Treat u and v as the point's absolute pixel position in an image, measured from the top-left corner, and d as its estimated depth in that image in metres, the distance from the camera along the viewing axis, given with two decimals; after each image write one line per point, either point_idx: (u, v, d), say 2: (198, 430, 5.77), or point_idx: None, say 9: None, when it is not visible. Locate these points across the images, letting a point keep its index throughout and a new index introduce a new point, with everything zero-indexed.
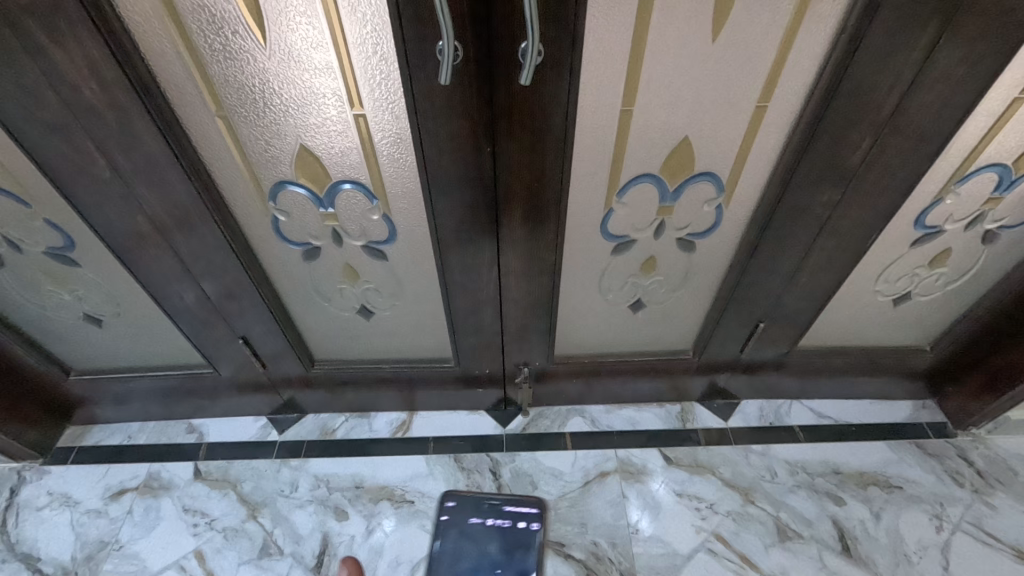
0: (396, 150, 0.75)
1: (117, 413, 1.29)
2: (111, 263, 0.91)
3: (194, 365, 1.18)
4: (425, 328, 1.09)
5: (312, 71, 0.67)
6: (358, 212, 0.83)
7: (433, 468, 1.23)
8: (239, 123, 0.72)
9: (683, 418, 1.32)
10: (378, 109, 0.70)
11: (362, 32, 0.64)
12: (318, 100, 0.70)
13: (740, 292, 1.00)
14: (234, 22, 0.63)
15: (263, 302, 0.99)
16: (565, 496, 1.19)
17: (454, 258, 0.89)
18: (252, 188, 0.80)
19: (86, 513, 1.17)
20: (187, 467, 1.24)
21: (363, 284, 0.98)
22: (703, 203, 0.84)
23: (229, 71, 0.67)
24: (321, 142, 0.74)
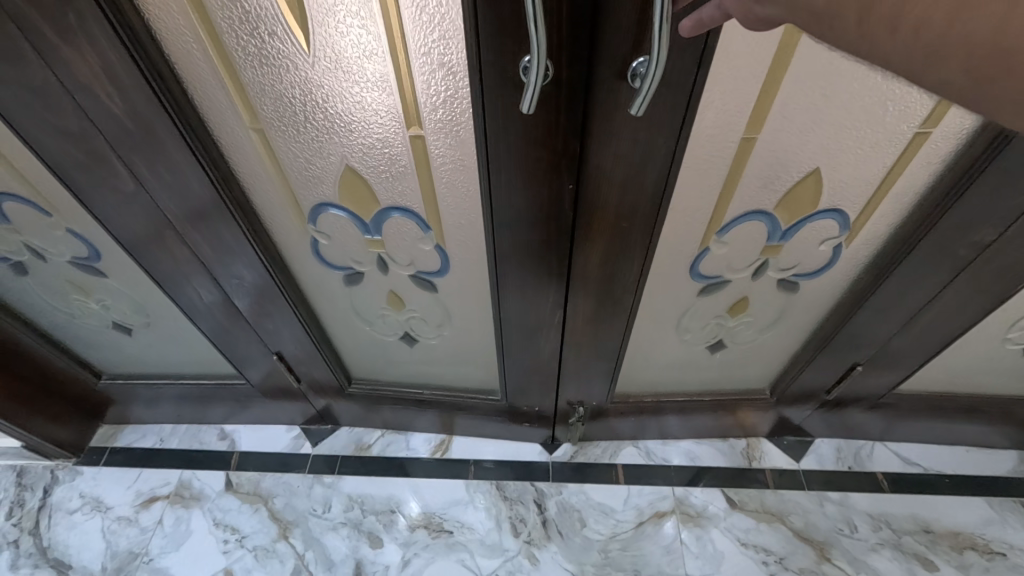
0: (457, 177, 0.64)
1: (149, 415, 1.24)
2: (139, 275, 0.84)
3: (226, 374, 1.11)
4: (472, 359, 0.99)
5: (362, 85, 0.56)
6: (409, 240, 0.74)
7: (473, 495, 1.15)
8: (277, 138, 0.63)
9: (749, 455, 1.19)
10: (439, 131, 0.59)
11: (427, 38, 0.52)
12: (368, 117, 0.59)
13: (842, 334, 0.87)
14: (272, 22, 0.52)
15: (300, 323, 0.91)
16: (616, 537, 1.09)
17: (515, 297, 0.78)
18: (290, 207, 0.71)
19: (117, 520, 1.13)
20: (218, 477, 1.19)
21: (408, 312, 0.89)
22: (820, 242, 0.73)
23: (265, 78, 0.56)
24: (368, 163, 0.64)
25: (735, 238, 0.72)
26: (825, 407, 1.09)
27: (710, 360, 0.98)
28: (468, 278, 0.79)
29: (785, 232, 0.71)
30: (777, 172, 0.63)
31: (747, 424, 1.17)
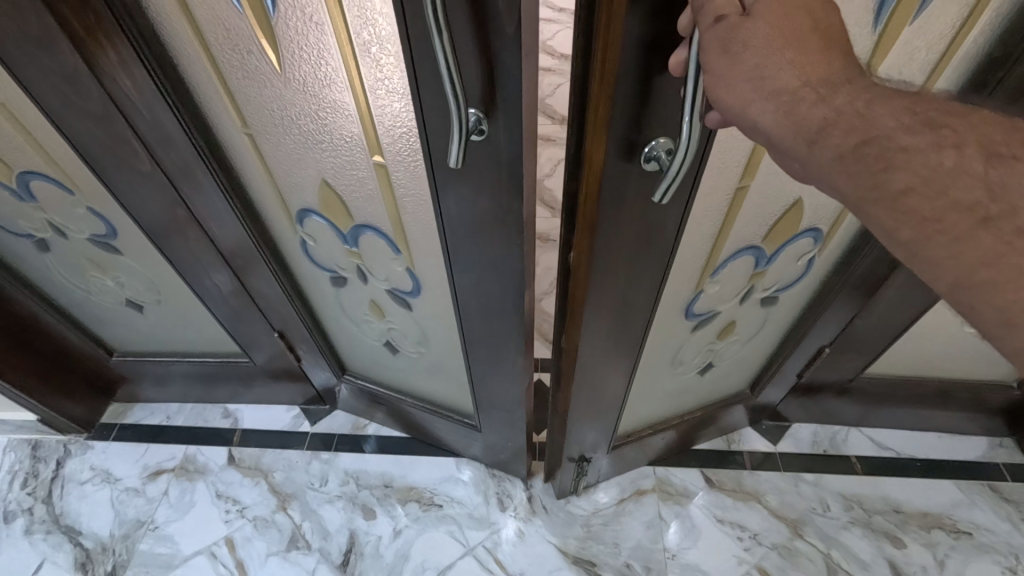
0: (420, 211, 0.61)
1: (157, 393, 1.31)
2: (151, 253, 0.90)
3: (232, 353, 1.18)
4: (450, 382, 0.98)
5: (327, 114, 0.55)
6: (386, 256, 0.72)
7: (463, 472, 1.20)
8: (263, 143, 0.64)
9: (728, 438, 1.24)
10: (399, 162, 0.56)
11: (378, 76, 0.49)
12: (333, 139, 0.58)
13: (808, 323, 0.94)
14: (245, 39, 0.51)
15: (294, 312, 0.97)
16: (598, 513, 1.14)
17: (478, 336, 0.76)
18: (279, 206, 0.73)
19: (125, 491, 1.20)
20: (221, 452, 1.25)
21: (389, 323, 0.88)
22: (796, 259, 0.79)
23: (246, 88, 0.57)
24: (340, 179, 0.63)
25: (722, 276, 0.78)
26: (798, 393, 1.14)
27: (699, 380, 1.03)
28: (438, 307, 0.77)
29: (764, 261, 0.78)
30: (768, 206, 0.69)
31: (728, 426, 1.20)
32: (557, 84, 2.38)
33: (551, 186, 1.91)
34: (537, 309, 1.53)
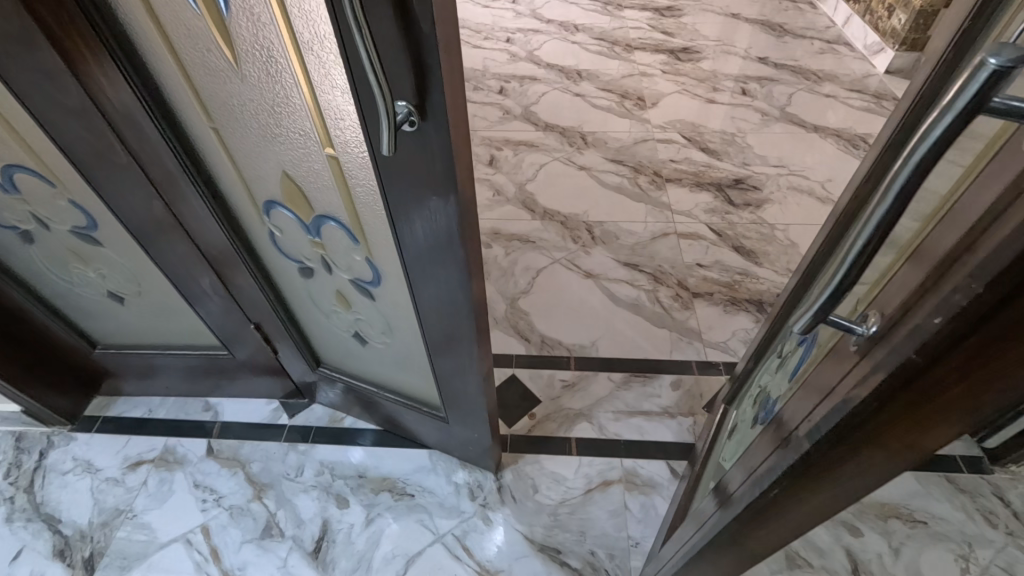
0: (372, 201, 0.66)
1: (139, 387, 1.34)
2: (130, 245, 0.94)
3: (212, 346, 1.21)
4: (415, 371, 1.01)
5: (285, 109, 0.60)
6: (344, 247, 0.77)
7: (436, 463, 1.23)
8: (230, 138, 0.68)
9: (695, 431, 1.28)
10: (348, 154, 0.61)
11: (323, 74, 0.53)
12: (289, 133, 0.63)
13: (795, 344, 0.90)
14: (206, 40, 0.56)
15: (267, 302, 1.01)
16: (565, 502, 1.17)
17: (431, 323, 0.80)
18: (248, 199, 0.78)
19: (105, 480, 1.23)
20: (201, 444, 1.28)
21: (355, 314, 0.92)
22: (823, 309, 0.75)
23: (209, 84, 0.62)
24: (299, 171, 0.68)
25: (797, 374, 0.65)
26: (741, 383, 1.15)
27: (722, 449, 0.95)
28: (399, 297, 0.81)
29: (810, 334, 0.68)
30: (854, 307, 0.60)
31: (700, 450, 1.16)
32: (542, 92, 2.44)
33: (532, 189, 1.96)
34: (514, 307, 1.57)
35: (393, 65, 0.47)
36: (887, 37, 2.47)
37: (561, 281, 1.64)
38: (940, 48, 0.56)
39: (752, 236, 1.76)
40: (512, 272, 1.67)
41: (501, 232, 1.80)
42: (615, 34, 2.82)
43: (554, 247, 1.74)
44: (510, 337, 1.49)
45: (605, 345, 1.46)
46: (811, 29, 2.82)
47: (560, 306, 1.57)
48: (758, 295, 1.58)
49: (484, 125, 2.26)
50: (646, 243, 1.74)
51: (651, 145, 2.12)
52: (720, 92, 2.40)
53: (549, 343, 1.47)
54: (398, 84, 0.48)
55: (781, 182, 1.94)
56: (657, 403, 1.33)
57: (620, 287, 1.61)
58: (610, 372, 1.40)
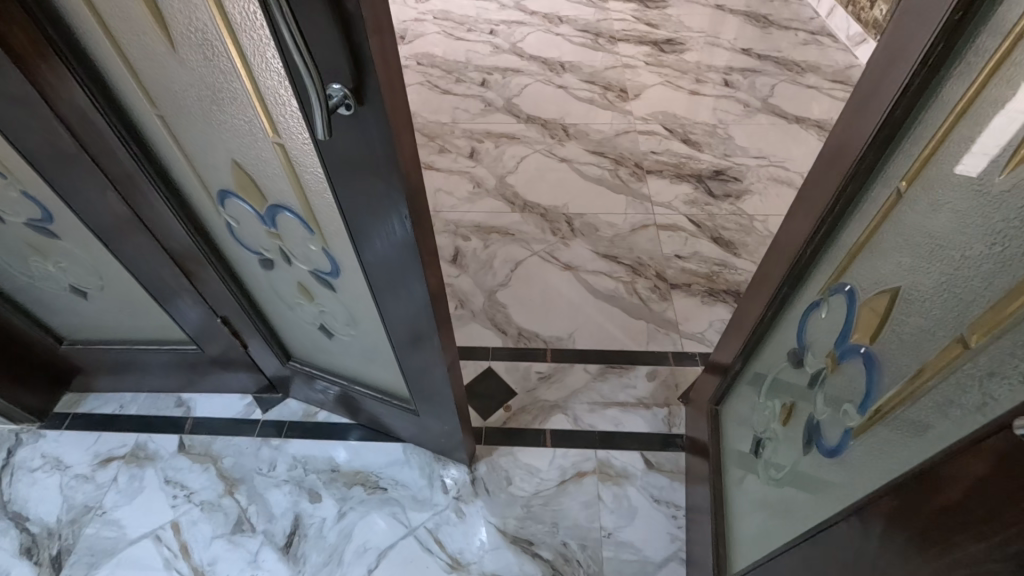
0: (321, 190, 0.65)
1: (110, 383, 1.32)
2: (88, 238, 0.93)
3: (180, 341, 1.20)
4: (383, 363, 1.00)
5: (227, 94, 0.58)
6: (300, 236, 0.76)
7: (409, 457, 1.23)
8: (177, 124, 0.67)
9: (669, 422, 1.28)
10: (293, 141, 0.60)
11: (259, 56, 0.52)
12: (234, 119, 0.61)
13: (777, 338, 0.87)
14: (141, 23, 0.55)
15: (230, 294, 0.99)
16: (538, 493, 1.17)
17: (392, 313, 0.79)
18: (201, 189, 0.76)
19: (74, 477, 1.21)
20: (172, 440, 1.27)
21: (318, 305, 0.91)
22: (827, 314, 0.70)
23: (151, 69, 0.60)
24: (249, 159, 0.66)
25: (884, 414, 0.57)
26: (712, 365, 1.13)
27: (763, 471, 0.89)
28: (362, 289, 0.79)
29: (877, 359, 0.59)
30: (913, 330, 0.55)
31: (700, 445, 1.14)
32: (525, 84, 2.42)
33: (512, 182, 1.95)
34: (492, 300, 1.56)
35: (324, 46, 0.45)
36: (869, 28, 2.47)
37: (540, 273, 1.63)
38: (921, 35, 0.52)
39: (732, 227, 1.75)
40: (491, 265, 1.66)
41: (480, 225, 1.79)
42: (599, 26, 2.80)
43: (533, 239, 1.73)
44: (488, 330, 1.48)
45: (583, 337, 1.46)
46: (796, 20, 2.81)
47: (538, 298, 1.56)
48: (736, 287, 1.58)
49: (465, 117, 2.24)
50: (626, 235, 1.73)
51: (633, 137, 2.11)
52: (703, 84, 2.39)
53: (526, 336, 1.46)
54: (331, 66, 0.47)
55: (762, 174, 1.94)
56: (632, 394, 1.33)
57: (599, 280, 1.61)
58: (587, 364, 1.39)
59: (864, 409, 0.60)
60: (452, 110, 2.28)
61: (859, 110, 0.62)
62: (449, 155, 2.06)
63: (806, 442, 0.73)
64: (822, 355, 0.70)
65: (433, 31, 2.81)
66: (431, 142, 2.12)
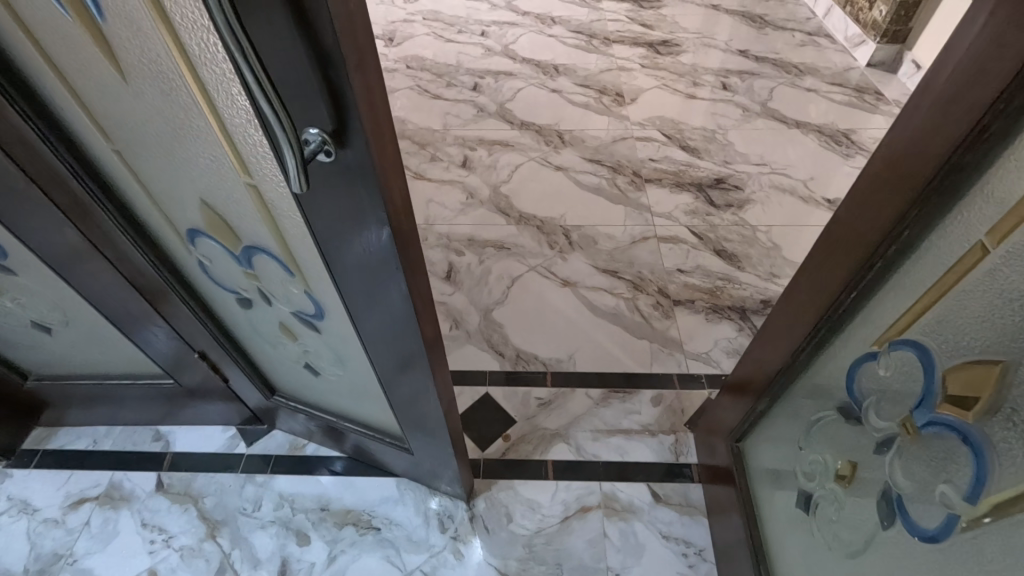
0: (300, 234, 0.57)
1: (82, 416, 1.24)
2: (47, 274, 0.85)
3: (156, 375, 1.12)
4: (374, 401, 0.93)
5: (190, 130, 0.51)
6: (280, 278, 0.68)
7: (404, 493, 1.16)
8: (135, 160, 0.59)
9: (676, 450, 1.22)
10: (266, 182, 0.52)
11: (224, 93, 0.44)
12: (200, 157, 0.54)
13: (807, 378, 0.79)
14: (85, 52, 0.47)
15: (206, 330, 0.92)
16: (541, 531, 1.11)
17: (384, 357, 0.72)
18: (168, 227, 0.69)
19: (43, 522, 1.13)
20: (150, 478, 1.19)
21: (302, 345, 0.83)
22: (891, 372, 0.61)
23: (102, 101, 0.52)
24: (219, 198, 0.59)
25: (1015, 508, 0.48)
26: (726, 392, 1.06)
27: (818, 530, 0.80)
28: (351, 333, 0.72)
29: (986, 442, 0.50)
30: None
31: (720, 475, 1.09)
32: (518, 88, 2.35)
33: (507, 192, 1.87)
34: (488, 319, 1.49)
35: (297, 84, 0.38)
36: (868, 28, 2.41)
37: (538, 290, 1.56)
38: (992, 70, 0.44)
39: (734, 239, 1.69)
40: (486, 281, 1.59)
41: (474, 239, 1.71)
42: (593, 27, 2.73)
43: (530, 253, 1.67)
44: (484, 352, 1.42)
45: (583, 359, 1.39)
46: (792, 20, 2.76)
47: (536, 317, 1.49)
48: (740, 302, 1.52)
49: (457, 123, 2.17)
50: (626, 248, 1.67)
51: (630, 143, 2.05)
52: (700, 87, 2.33)
53: (524, 358, 1.40)
54: (308, 109, 0.40)
55: (763, 181, 1.88)
56: (637, 420, 1.27)
57: (599, 296, 1.55)
58: (588, 389, 1.33)
59: (979, 499, 0.51)
60: (443, 116, 2.21)
61: (901, 146, 0.54)
62: (440, 164, 1.98)
63: (883, 516, 0.64)
64: (894, 421, 0.60)
65: (422, 32, 2.73)
66: (421, 150, 2.04)
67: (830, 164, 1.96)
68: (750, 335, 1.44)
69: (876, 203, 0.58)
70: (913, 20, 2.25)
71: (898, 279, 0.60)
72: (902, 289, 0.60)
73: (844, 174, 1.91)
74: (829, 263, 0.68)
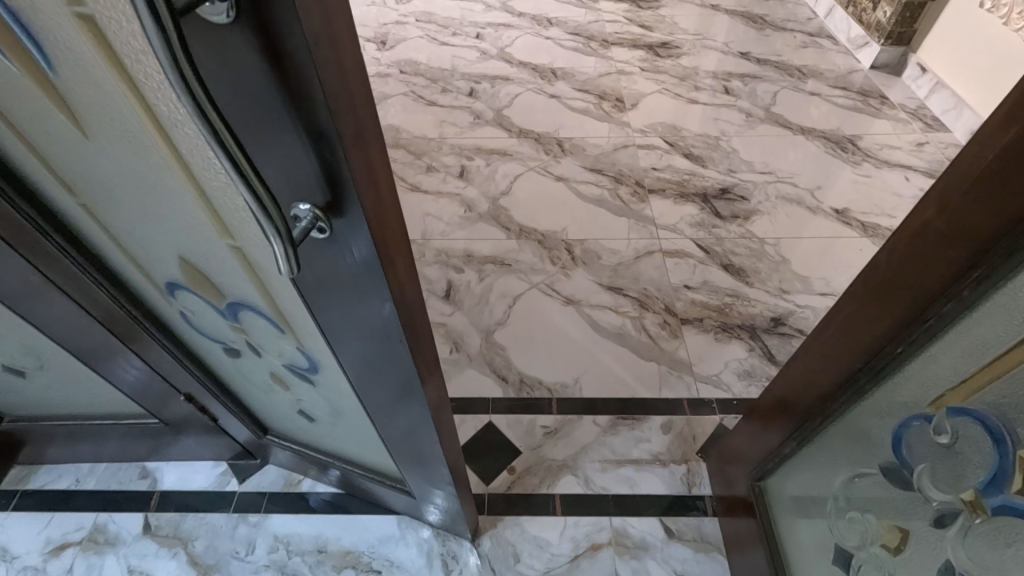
0: (290, 296, 0.51)
1: (63, 455, 1.17)
2: (16, 320, 0.78)
3: (140, 415, 1.06)
4: (373, 447, 0.87)
5: (162, 187, 0.45)
6: (270, 333, 0.62)
7: (405, 532, 1.11)
8: (104, 212, 0.53)
9: (689, 481, 1.18)
10: (251, 245, 0.46)
11: (197, 154, 0.38)
12: (175, 214, 0.48)
13: (842, 426, 0.74)
14: (36, 105, 0.41)
15: (191, 374, 0.85)
16: (550, 572, 1.06)
17: (384, 414, 0.67)
18: (144, 278, 0.62)
19: (23, 570, 1.07)
20: (136, 520, 1.13)
21: (295, 394, 0.77)
22: (947, 443, 0.56)
23: (60, 153, 0.46)
24: (198, 255, 0.53)
25: None
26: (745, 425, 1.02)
27: None
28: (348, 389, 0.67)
29: None
30: None
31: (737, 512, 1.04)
32: (515, 93, 2.28)
33: (506, 204, 1.81)
34: (490, 341, 1.43)
35: (291, 164, 0.33)
36: (872, 30, 2.35)
37: (540, 310, 1.51)
38: None
39: (742, 252, 1.64)
40: (487, 300, 1.53)
41: (474, 255, 1.65)
42: (591, 29, 2.67)
43: (531, 270, 1.61)
44: (486, 377, 1.36)
45: (589, 384, 1.34)
46: (793, 21, 2.71)
47: (539, 338, 1.44)
48: (750, 320, 1.47)
49: (453, 132, 2.10)
50: (630, 263, 1.62)
51: (632, 151, 1.99)
52: (702, 92, 2.27)
53: (528, 384, 1.34)
54: (298, 183, 0.34)
55: (769, 191, 1.83)
56: (647, 450, 1.22)
57: (604, 315, 1.49)
58: (595, 416, 1.28)
59: None
60: (439, 124, 2.14)
61: (965, 196, 0.49)
62: (437, 175, 1.92)
63: None
64: (955, 496, 0.56)
65: (416, 35, 2.65)
66: (417, 160, 1.98)
67: (837, 171, 1.91)
68: (762, 355, 1.40)
69: (929, 256, 0.53)
70: (918, 24, 2.19)
71: (951, 337, 0.55)
72: (960, 348, 0.55)
73: (851, 182, 1.86)
74: (869, 310, 0.63)
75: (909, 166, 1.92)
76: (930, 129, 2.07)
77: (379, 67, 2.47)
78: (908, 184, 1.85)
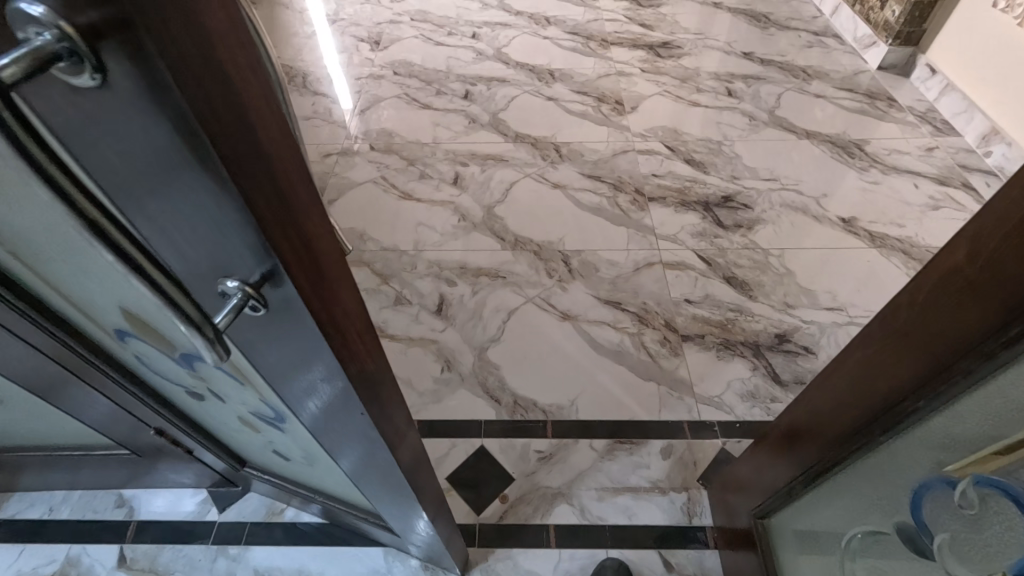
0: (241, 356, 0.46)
1: (35, 483, 1.13)
2: None
3: (112, 445, 1.01)
4: (353, 488, 0.82)
5: (82, 246, 0.39)
6: (229, 384, 0.57)
7: (391, 566, 1.06)
8: (34, 262, 0.47)
9: (689, 511, 1.13)
10: None
11: None
12: (104, 271, 0.42)
13: (857, 473, 0.69)
14: None
15: (158, 411, 0.80)
16: None
17: (355, 463, 0.63)
18: (91, 324, 0.57)
19: None
20: (111, 552, 1.08)
21: (266, 437, 0.72)
22: (973, 514, 0.51)
23: None
24: (139, 310, 0.47)
25: None
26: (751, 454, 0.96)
27: None
28: (315, 441, 0.61)
29: None
30: None
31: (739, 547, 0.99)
32: (512, 95, 2.22)
33: (501, 213, 1.76)
34: (482, 359, 1.38)
35: (198, 204, 0.29)
36: (880, 29, 2.27)
37: (535, 325, 1.45)
38: None
39: (745, 264, 1.58)
40: (480, 315, 1.48)
41: (467, 267, 1.60)
42: (590, 28, 2.60)
43: (526, 283, 1.55)
44: (478, 398, 1.31)
45: (586, 406, 1.29)
46: (798, 19, 2.63)
47: (534, 356, 1.38)
48: (754, 337, 1.41)
49: (447, 136, 2.04)
50: (629, 276, 1.56)
51: (631, 157, 1.93)
52: (704, 94, 2.21)
53: (522, 405, 1.29)
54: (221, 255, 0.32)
55: (773, 198, 1.77)
56: (645, 476, 1.17)
57: (602, 332, 1.43)
58: (592, 440, 1.23)
59: None
60: (433, 127, 2.08)
61: (1003, 245, 0.43)
62: (430, 182, 1.86)
63: None
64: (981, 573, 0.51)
65: (410, 35, 2.59)
66: (410, 166, 1.92)
67: (844, 178, 1.84)
68: (766, 375, 1.34)
69: (959, 306, 0.48)
70: (928, 23, 2.12)
71: (981, 396, 0.49)
72: (992, 408, 0.49)
73: (858, 189, 1.80)
74: (887, 357, 0.57)
75: (918, 172, 1.85)
76: (940, 132, 2.01)
77: (372, 68, 2.40)
78: (917, 192, 1.78)
